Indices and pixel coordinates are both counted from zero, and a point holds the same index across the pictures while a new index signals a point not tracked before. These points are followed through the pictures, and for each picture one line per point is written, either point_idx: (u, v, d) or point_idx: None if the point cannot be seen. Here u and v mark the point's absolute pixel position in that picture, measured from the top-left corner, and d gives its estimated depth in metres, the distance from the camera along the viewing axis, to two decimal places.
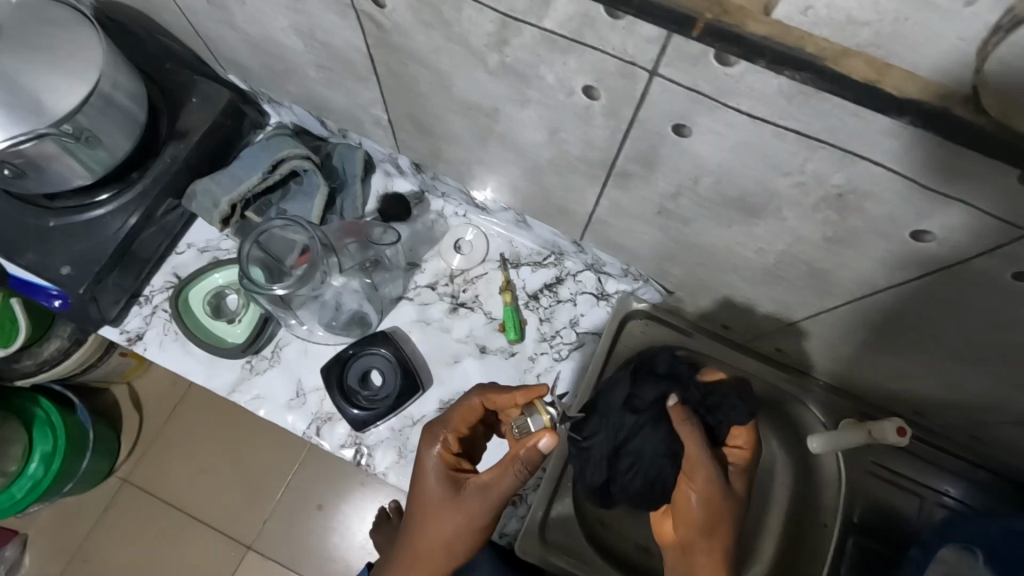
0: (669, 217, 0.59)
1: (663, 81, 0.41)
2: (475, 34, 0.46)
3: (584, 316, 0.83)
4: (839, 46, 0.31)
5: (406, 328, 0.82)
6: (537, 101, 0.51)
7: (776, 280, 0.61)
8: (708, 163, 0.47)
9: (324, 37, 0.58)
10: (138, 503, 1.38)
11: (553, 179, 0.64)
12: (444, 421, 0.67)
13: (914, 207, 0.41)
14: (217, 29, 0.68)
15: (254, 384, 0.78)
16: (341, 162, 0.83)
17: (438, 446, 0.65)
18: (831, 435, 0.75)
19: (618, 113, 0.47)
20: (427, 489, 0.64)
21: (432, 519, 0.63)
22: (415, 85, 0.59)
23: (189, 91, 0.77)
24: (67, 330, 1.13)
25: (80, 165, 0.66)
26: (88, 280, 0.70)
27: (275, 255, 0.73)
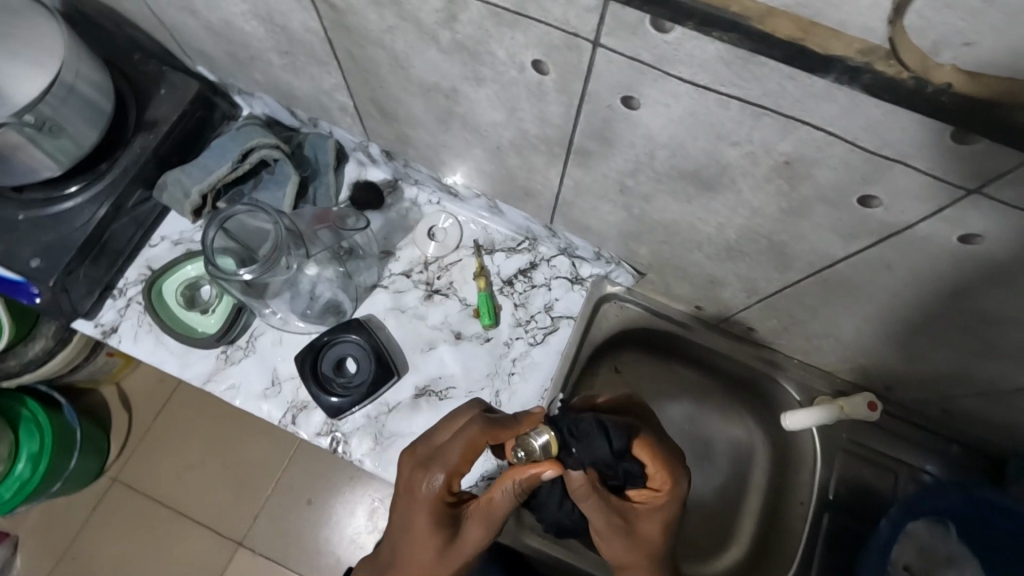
0: (630, 194, 0.59)
1: (607, 51, 0.41)
2: (424, 11, 0.46)
3: (559, 300, 0.83)
4: (765, 6, 0.31)
5: (381, 316, 0.82)
6: (491, 78, 0.51)
7: (739, 255, 0.62)
8: (660, 136, 0.48)
9: (282, 20, 0.58)
10: (127, 501, 1.38)
11: (517, 160, 0.64)
12: (439, 457, 0.62)
13: (857, 172, 0.42)
14: (181, 17, 0.69)
15: (230, 374, 0.78)
16: (312, 151, 0.83)
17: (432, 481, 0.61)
18: (802, 413, 0.75)
19: (569, 88, 0.47)
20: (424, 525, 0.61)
21: (432, 553, 0.61)
22: (375, 68, 0.59)
23: (158, 83, 0.77)
24: (51, 329, 1.13)
25: (46, 157, 0.66)
26: (58, 272, 0.70)
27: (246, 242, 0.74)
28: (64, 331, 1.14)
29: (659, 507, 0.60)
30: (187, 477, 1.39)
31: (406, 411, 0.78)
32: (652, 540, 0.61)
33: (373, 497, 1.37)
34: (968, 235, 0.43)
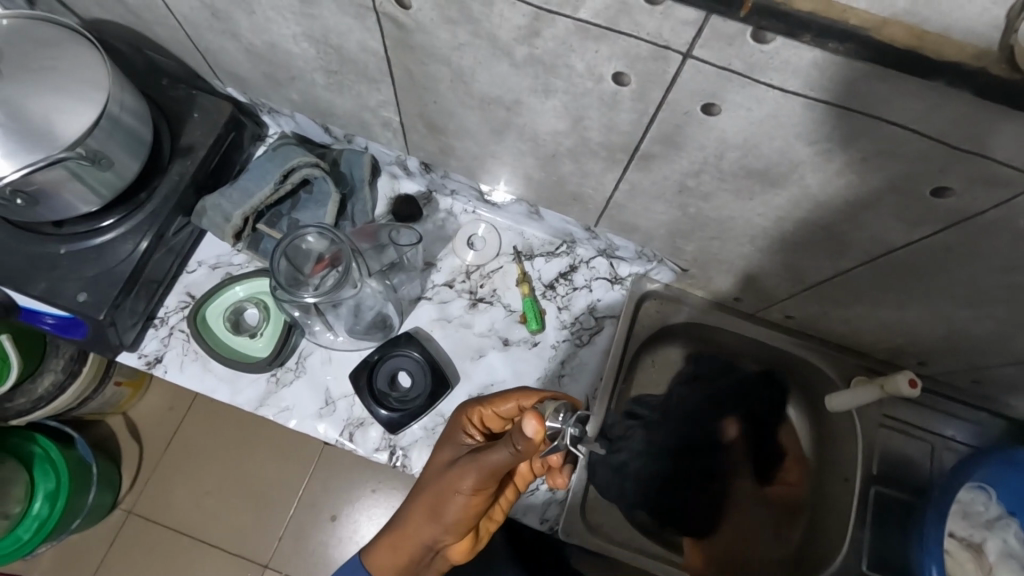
0: (689, 194, 0.61)
1: (697, 62, 0.43)
2: (504, 28, 0.47)
3: (601, 300, 0.85)
4: (879, 16, 0.34)
5: (428, 327, 0.82)
6: (562, 90, 0.52)
7: (792, 246, 0.64)
8: (733, 139, 0.50)
9: (339, 41, 0.58)
10: (149, 531, 1.35)
11: (570, 167, 0.66)
12: (484, 397, 0.68)
13: (934, 165, 0.44)
14: (219, 40, 0.68)
15: (282, 396, 0.78)
16: (348, 167, 0.82)
17: (464, 415, 0.68)
18: (847, 396, 0.80)
19: (647, 97, 0.49)
20: (444, 445, 0.68)
21: (435, 473, 0.65)
22: (432, 83, 0.60)
23: (190, 107, 0.77)
24: (59, 362, 1.10)
25: (90, 189, 0.65)
26: (107, 305, 0.68)
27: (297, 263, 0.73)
28: (75, 362, 1.11)
29: None
30: (209, 502, 1.37)
31: None
32: None
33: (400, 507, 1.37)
34: None
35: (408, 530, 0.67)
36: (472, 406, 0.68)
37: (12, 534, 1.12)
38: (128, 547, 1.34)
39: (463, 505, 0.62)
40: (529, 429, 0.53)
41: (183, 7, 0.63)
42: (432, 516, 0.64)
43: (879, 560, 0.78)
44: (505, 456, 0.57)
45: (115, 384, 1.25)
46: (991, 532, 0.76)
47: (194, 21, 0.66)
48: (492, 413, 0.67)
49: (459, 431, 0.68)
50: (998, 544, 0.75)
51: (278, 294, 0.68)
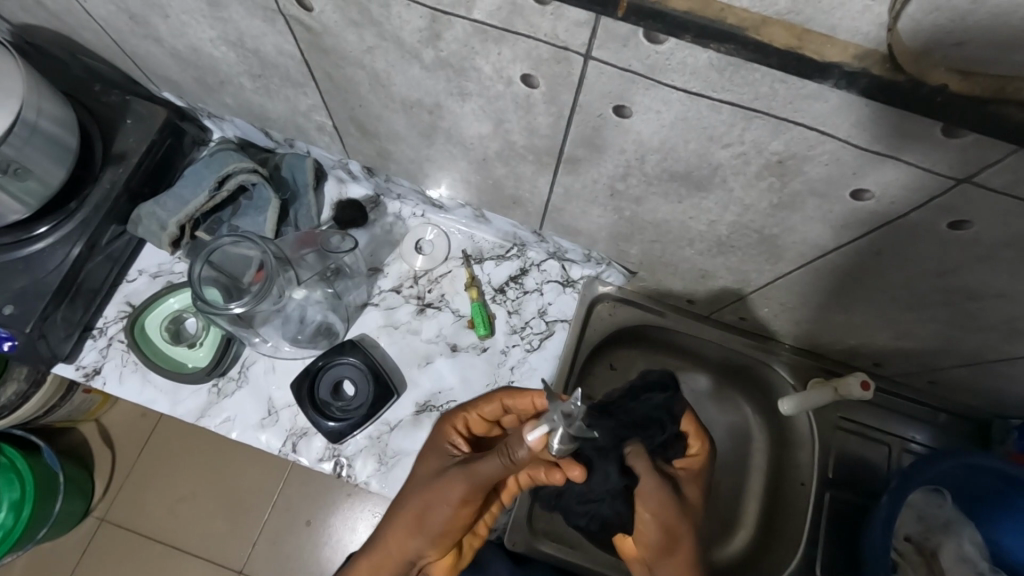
0: (621, 198, 0.60)
1: (598, 64, 0.41)
2: (406, 30, 0.45)
3: (552, 305, 0.83)
4: (760, 15, 0.33)
5: (374, 334, 0.81)
6: (476, 94, 0.51)
7: (732, 248, 0.62)
8: (651, 142, 0.48)
9: (254, 44, 0.57)
10: (121, 541, 1.34)
11: (503, 171, 0.64)
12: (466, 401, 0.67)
13: (848, 166, 0.43)
14: (143, 45, 0.66)
15: (223, 407, 0.76)
16: (290, 172, 0.81)
17: (450, 422, 0.66)
18: (801, 398, 0.78)
19: (558, 99, 0.47)
20: (426, 454, 0.65)
21: (419, 485, 0.62)
22: (353, 87, 0.58)
23: (122, 113, 0.74)
24: (22, 371, 1.07)
25: (12, 198, 0.64)
26: (35, 317, 0.67)
27: (231, 274, 0.73)
28: (36, 373, 1.08)
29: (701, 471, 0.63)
30: (182, 510, 1.36)
31: (408, 428, 0.77)
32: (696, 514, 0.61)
33: (374, 510, 1.36)
34: (957, 220, 0.44)
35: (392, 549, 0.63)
36: (456, 413, 0.67)
37: None
38: (98, 555, 1.33)
39: (451, 516, 0.59)
40: (530, 438, 0.50)
41: (100, 10, 0.62)
42: (416, 529, 0.61)
43: (830, 564, 0.77)
44: (500, 467, 0.54)
45: (84, 391, 1.24)
46: (947, 536, 0.74)
47: (115, 26, 0.64)
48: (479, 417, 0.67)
49: (445, 441, 0.65)
50: (953, 548, 0.73)
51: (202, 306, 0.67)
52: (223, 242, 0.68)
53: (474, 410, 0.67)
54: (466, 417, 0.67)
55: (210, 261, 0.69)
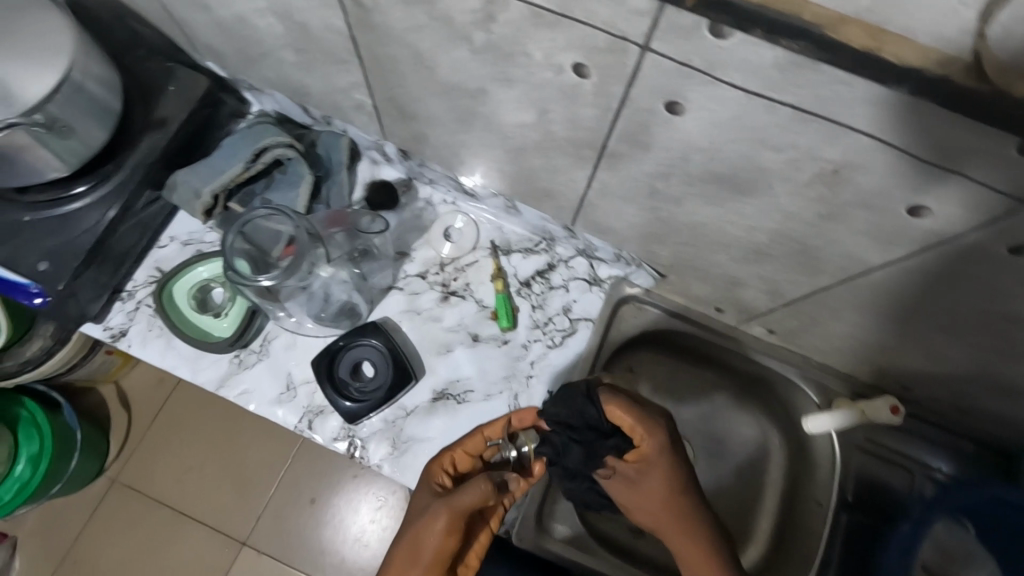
0: (659, 198, 0.58)
1: (655, 56, 0.40)
2: (459, 10, 0.44)
3: (576, 302, 0.82)
4: (836, 13, 0.31)
5: (396, 319, 0.81)
6: (522, 81, 0.50)
7: (769, 258, 0.60)
8: (696, 141, 0.47)
9: (302, 17, 0.56)
10: (130, 503, 1.36)
11: (540, 163, 0.63)
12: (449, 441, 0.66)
13: (907, 180, 0.41)
14: (191, 13, 0.66)
15: (242, 379, 0.77)
16: (326, 150, 0.81)
17: (436, 460, 0.65)
18: (824, 418, 0.75)
19: (608, 91, 0.46)
20: (417, 492, 0.65)
21: (408, 521, 0.62)
22: (396, 67, 0.57)
23: (166, 80, 0.75)
24: (47, 330, 1.09)
25: (54, 157, 0.64)
26: (67, 276, 0.67)
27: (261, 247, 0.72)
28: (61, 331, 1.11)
29: (653, 459, 0.56)
30: (190, 478, 1.38)
31: (423, 415, 0.77)
32: (663, 498, 0.56)
33: (376, 495, 1.36)
34: (1019, 246, 0.42)
35: None
36: (443, 452, 0.66)
37: None
38: (109, 514, 1.36)
39: (439, 546, 0.60)
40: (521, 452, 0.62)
41: None
42: (410, 561, 0.61)
43: None
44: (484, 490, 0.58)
45: (105, 353, 1.26)
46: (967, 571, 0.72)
47: None
48: (462, 455, 0.65)
49: (431, 477, 0.65)
50: None
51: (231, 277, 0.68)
52: (258, 213, 0.68)
53: (458, 448, 0.65)
54: (452, 455, 0.65)
55: (241, 232, 0.69)
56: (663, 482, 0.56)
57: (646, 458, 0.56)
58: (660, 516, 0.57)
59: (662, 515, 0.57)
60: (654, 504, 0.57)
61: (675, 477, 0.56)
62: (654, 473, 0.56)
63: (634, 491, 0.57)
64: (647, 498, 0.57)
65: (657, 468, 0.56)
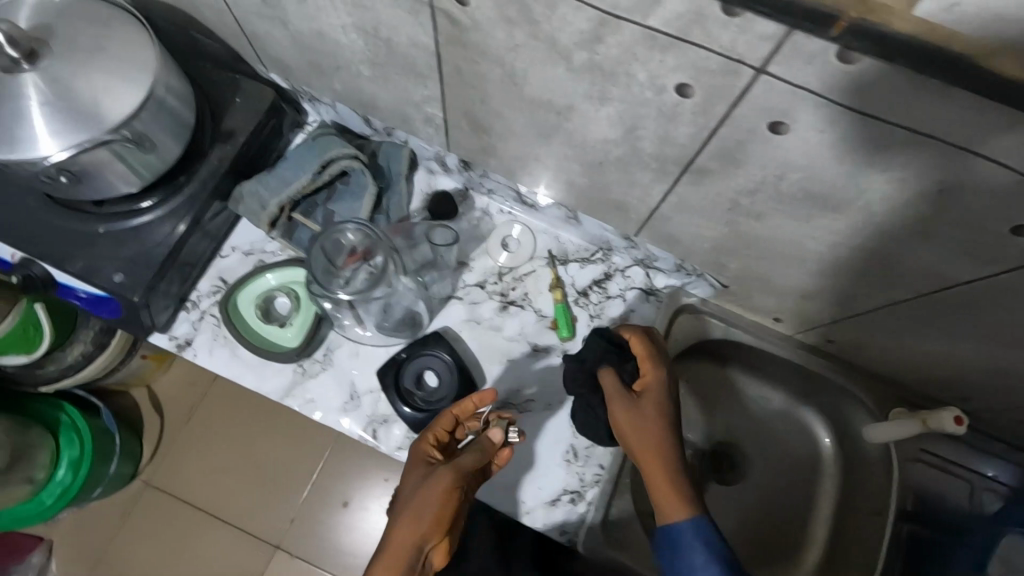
0: (739, 213, 0.59)
1: (770, 78, 0.41)
2: (565, 32, 0.45)
3: (634, 312, 0.82)
4: (978, 44, 0.33)
5: (457, 328, 0.81)
6: (618, 99, 0.50)
7: (847, 271, 0.60)
8: (795, 159, 0.47)
9: (389, 34, 0.57)
10: (164, 506, 1.37)
11: (616, 176, 0.63)
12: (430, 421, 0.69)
13: (1017, 202, 0.41)
14: (266, 27, 0.67)
15: (308, 388, 0.77)
16: (386, 160, 0.81)
17: (423, 438, 0.67)
18: (886, 428, 0.77)
19: (710, 111, 0.46)
20: (407, 471, 0.65)
21: (406, 496, 0.62)
22: (482, 82, 0.58)
23: (233, 91, 0.75)
24: (90, 333, 1.11)
25: (133, 171, 0.65)
26: (143, 287, 0.68)
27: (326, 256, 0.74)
28: (103, 334, 1.12)
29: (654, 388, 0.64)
30: (222, 480, 1.38)
31: None
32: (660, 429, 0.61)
33: None
34: None
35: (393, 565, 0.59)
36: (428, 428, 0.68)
37: (36, 498, 1.15)
38: (143, 517, 1.36)
39: (443, 512, 0.61)
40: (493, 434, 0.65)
41: None
42: (413, 532, 0.60)
43: None
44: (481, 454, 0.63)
45: (142, 356, 1.27)
46: None
47: (243, 6, 0.65)
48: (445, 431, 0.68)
49: (420, 452, 0.66)
50: None
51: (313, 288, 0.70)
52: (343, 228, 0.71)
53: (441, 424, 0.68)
54: (435, 432, 0.68)
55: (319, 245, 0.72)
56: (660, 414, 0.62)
57: (649, 385, 0.64)
58: (653, 444, 0.60)
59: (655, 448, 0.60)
60: (651, 431, 0.61)
61: (666, 418, 0.62)
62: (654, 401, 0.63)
63: (634, 419, 0.62)
64: (645, 427, 0.61)
65: (657, 398, 0.63)
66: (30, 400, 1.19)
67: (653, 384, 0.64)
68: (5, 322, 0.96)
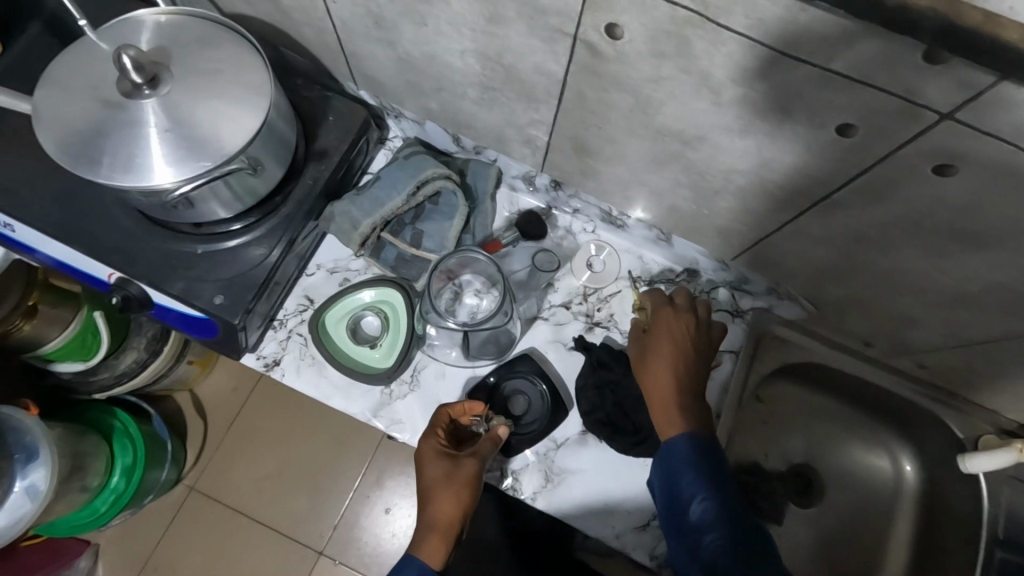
0: (865, 245, 0.58)
1: (953, 123, 0.40)
2: (725, 69, 0.44)
3: (721, 334, 0.78)
4: None
5: (543, 349, 0.80)
6: (763, 133, 0.49)
7: (971, 304, 0.59)
8: (952, 200, 0.47)
9: (513, 60, 0.56)
10: (209, 510, 1.29)
11: (731, 205, 0.63)
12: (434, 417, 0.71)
13: None
14: (371, 47, 0.66)
15: (395, 409, 0.76)
16: (473, 179, 0.80)
17: (433, 432, 0.69)
18: (983, 458, 0.75)
19: (868, 150, 0.46)
20: (429, 464, 0.66)
21: (440, 487, 0.65)
22: (606, 110, 0.57)
23: (325, 109, 0.75)
24: (145, 340, 1.04)
25: (235, 195, 0.64)
26: (242, 310, 0.67)
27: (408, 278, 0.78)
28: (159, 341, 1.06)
29: (668, 323, 0.70)
30: (269, 484, 1.30)
31: (575, 447, 0.76)
32: (662, 357, 0.67)
33: None
34: None
35: (446, 546, 0.63)
36: (435, 421, 0.70)
37: (90, 505, 1.06)
38: (187, 523, 1.28)
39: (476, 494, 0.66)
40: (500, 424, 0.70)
41: (345, 13, 0.62)
42: (457, 514, 0.64)
43: None
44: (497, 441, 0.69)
45: (188, 363, 1.19)
46: None
47: (351, 27, 0.64)
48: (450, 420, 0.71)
49: (435, 445, 0.68)
50: None
51: (423, 312, 0.74)
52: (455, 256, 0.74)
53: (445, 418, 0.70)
54: (441, 424, 0.70)
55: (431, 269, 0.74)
56: (665, 345, 0.68)
57: (661, 321, 0.70)
58: (652, 369, 0.67)
59: (658, 373, 0.67)
60: (653, 359, 0.68)
61: (669, 348, 0.68)
62: (664, 333, 0.69)
63: (643, 348, 0.70)
64: (650, 355, 0.68)
65: (666, 331, 0.69)
66: (79, 407, 1.09)
67: (663, 324, 0.70)
68: (68, 328, 0.94)
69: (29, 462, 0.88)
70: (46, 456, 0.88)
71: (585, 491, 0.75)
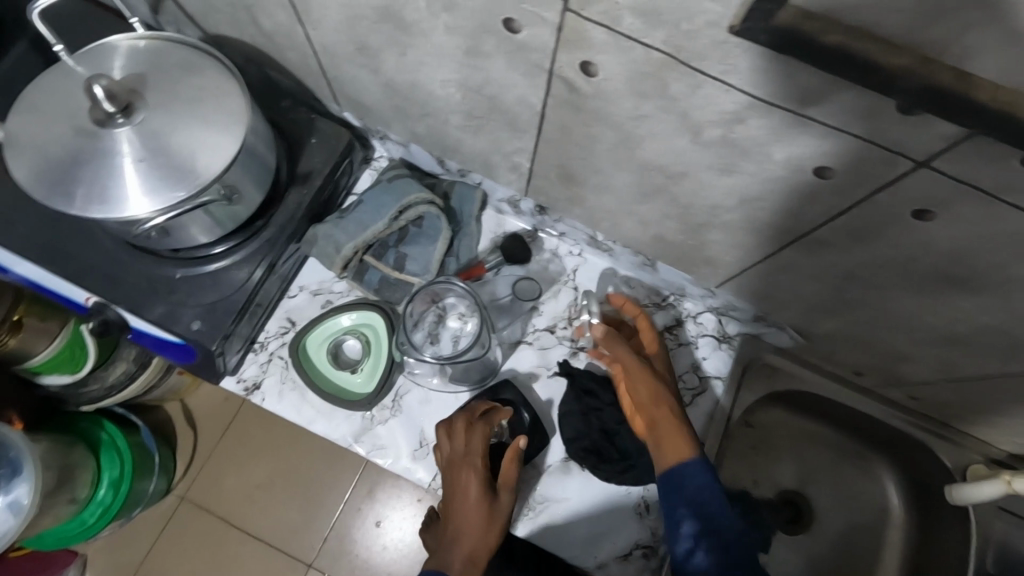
0: (850, 280, 0.57)
1: (931, 171, 0.39)
2: (703, 110, 0.44)
3: (708, 360, 0.79)
4: None
5: (527, 374, 0.79)
6: (745, 171, 0.49)
7: (958, 341, 0.58)
8: (935, 243, 0.46)
9: (494, 91, 0.55)
10: (197, 523, 1.28)
11: (716, 237, 0.62)
12: (472, 445, 0.69)
13: None
14: (354, 71, 0.65)
15: (377, 433, 0.76)
16: (458, 202, 0.79)
17: (476, 464, 0.68)
18: (971, 490, 0.74)
19: (848, 193, 0.45)
20: (473, 499, 0.66)
21: (485, 524, 0.66)
22: (589, 142, 0.56)
23: (309, 132, 0.74)
24: (133, 351, 1.02)
25: (215, 221, 0.63)
26: (221, 336, 0.67)
27: (389, 300, 0.78)
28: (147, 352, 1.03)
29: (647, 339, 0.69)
30: (259, 496, 1.29)
31: (558, 474, 0.76)
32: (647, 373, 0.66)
33: None
34: None
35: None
36: (474, 449, 0.69)
37: (76, 517, 1.04)
38: (175, 536, 1.27)
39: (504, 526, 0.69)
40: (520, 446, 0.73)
41: (326, 39, 0.61)
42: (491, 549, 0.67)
43: None
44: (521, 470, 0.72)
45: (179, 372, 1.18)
46: None
47: (334, 53, 0.63)
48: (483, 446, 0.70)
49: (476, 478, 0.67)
50: None
51: (403, 343, 0.73)
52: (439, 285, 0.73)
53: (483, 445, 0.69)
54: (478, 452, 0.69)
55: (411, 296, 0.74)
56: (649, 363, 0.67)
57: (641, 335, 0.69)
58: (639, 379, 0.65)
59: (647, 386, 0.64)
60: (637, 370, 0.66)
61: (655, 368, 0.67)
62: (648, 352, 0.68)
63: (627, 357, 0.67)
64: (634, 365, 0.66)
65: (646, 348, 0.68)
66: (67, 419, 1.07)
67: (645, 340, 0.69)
68: (57, 339, 0.92)
69: (14, 476, 0.87)
70: (30, 471, 0.87)
71: (569, 519, 0.74)
